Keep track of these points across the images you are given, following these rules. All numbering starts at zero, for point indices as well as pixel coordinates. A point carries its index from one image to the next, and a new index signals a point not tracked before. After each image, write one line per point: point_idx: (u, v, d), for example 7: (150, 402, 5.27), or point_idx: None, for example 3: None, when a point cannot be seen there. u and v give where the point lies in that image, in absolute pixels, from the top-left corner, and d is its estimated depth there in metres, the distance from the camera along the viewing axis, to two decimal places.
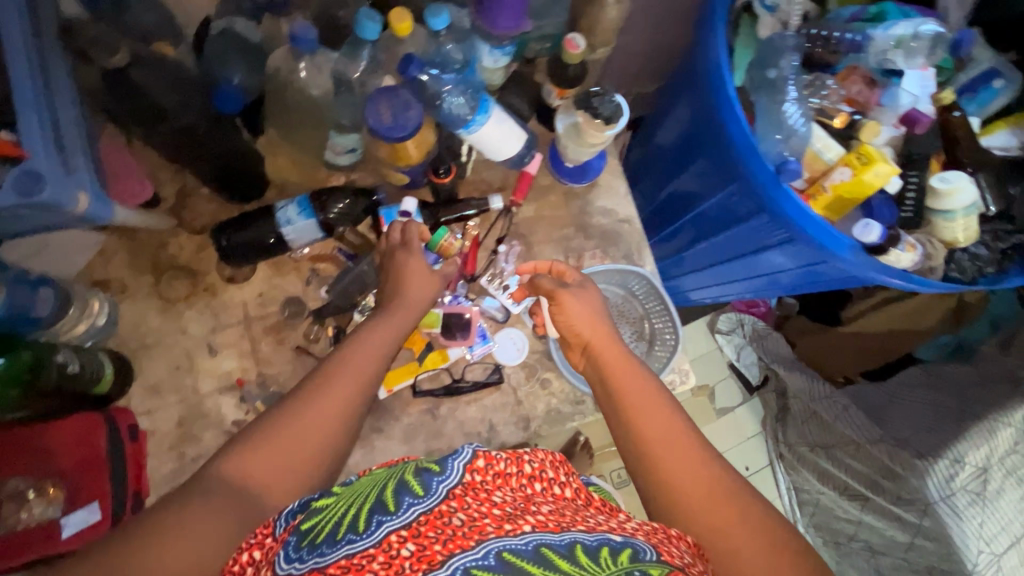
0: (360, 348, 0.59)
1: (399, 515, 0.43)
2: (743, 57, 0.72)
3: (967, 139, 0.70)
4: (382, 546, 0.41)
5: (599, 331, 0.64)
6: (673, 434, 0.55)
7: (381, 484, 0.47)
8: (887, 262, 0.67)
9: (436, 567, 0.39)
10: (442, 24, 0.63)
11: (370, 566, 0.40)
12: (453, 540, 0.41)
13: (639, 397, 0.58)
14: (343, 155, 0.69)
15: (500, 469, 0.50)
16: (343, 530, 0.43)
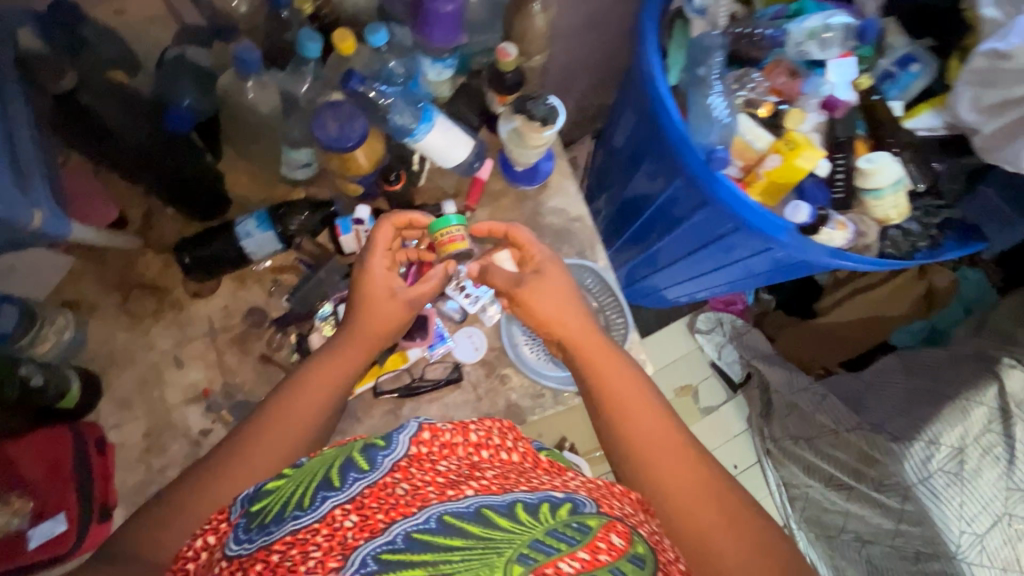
0: (336, 349, 0.68)
1: (344, 490, 0.48)
2: (676, 60, 0.77)
3: (889, 122, 0.74)
4: (325, 520, 0.45)
5: (578, 328, 0.71)
6: (659, 430, 0.64)
7: (328, 463, 0.51)
8: (820, 241, 0.70)
9: (377, 534, 0.43)
10: (381, 41, 0.67)
11: (313, 539, 0.44)
12: (396, 509, 0.46)
13: (635, 397, 0.67)
14: (299, 169, 0.74)
15: (446, 440, 0.55)
16: (290, 508, 0.47)
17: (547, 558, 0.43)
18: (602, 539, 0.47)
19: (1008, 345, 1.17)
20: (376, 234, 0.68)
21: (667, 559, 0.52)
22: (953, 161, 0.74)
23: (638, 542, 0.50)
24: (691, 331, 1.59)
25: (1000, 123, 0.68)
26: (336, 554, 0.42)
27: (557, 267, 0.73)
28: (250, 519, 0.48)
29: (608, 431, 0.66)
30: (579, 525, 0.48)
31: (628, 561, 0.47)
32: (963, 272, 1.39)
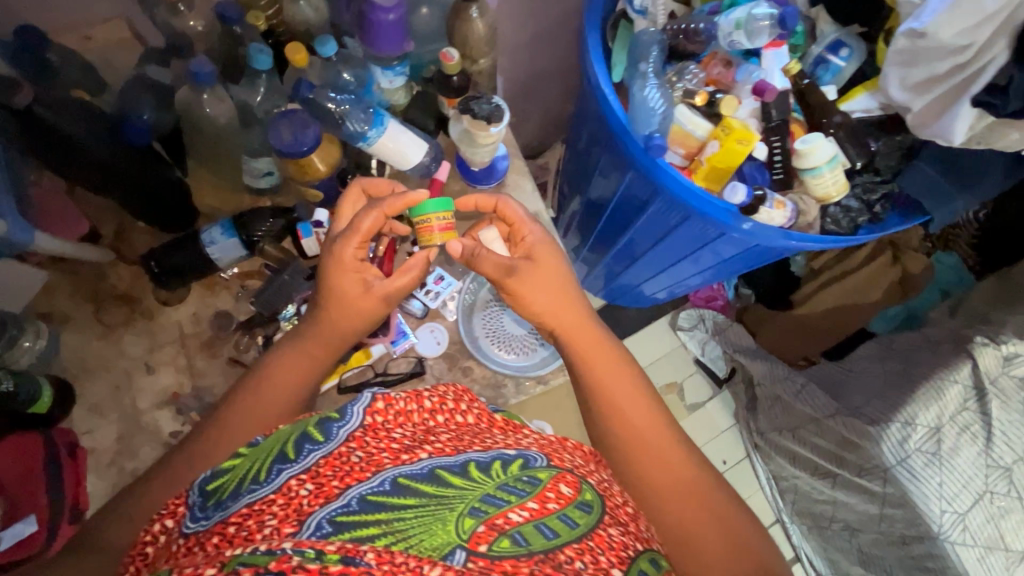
0: (306, 337, 0.70)
1: (300, 462, 0.51)
2: (620, 57, 0.82)
3: (819, 103, 0.78)
4: (281, 490, 0.48)
5: (569, 321, 0.77)
6: (652, 432, 0.73)
7: (283, 441, 0.54)
8: (759, 220, 0.72)
9: (332, 499, 0.46)
10: (330, 51, 0.71)
11: (269, 508, 0.46)
12: (350, 475, 0.49)
13: (621, 386, 0.73)
14: (261, 178, 0.77)
15: (400, 407, 0.61)
16: (246, 483, 0.49)
17: (497, 510, 0.50)
18: (552, 490, 0.54)
19: (980, 323, 1.17)
20: (358, 226, 0.68)
21: (613, 503, 0.59)
22: (888, 138, 0.77)
23: (586, 491, 0.57)
24: (674, 328, 1.60)
25: (929, 99, 0.71)
26: (291, 519, 0.45)
27: (547, 252, 0.78)
28: (205, 498, 0.50)
29: (594, 410, 0.75)
30: (530, 478, 0.54)
31: (577, 508, 0.54)
32: (937, 257, 1.46)
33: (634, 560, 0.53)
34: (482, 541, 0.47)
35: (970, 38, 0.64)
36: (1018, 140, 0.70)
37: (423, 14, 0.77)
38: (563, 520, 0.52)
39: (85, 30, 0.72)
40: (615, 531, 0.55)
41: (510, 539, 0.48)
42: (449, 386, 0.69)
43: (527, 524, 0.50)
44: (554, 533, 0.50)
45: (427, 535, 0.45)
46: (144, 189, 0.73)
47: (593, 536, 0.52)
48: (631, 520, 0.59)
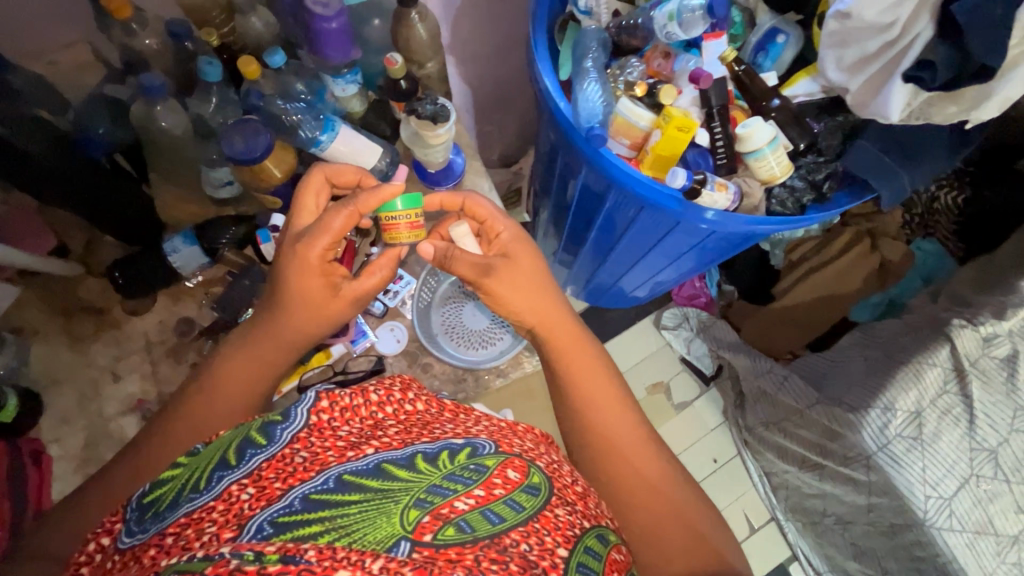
0: (259, 341, 0.70)
1: (242, 467, 0.48)
2: (566, 55, 0.84)
3: (756, 89, 0.79)
4: (222, 496, 0.45)
5: (543, 319, 0.74)
6: (628, 431, 0.73)
7: (224, 447, 0.51)
8: (703, 203, 0.75)
9: (273, 501, 0.44)
10: (280, 62, 0.74)
11: (208, 515, 0.44)
12: (293, 475, 0.46)
13: (588, 373, 0.74)
14: (222, 188, 0.80)
15: (346, 403, 0.58)
16: (186, 492, 0.47)
17: (443, 500, 0.47)
18: (498, 476, 0.51)
19: (958, 306, 1.16)
20: (329, 228, 0.65)
21: (562, 483, 0.57)
22: (829, 119, 0.80)
23: (534, 474, 0.54)
24: (659, 327, 1.59)
25: (864, 78, 0.72)
26: (231, 524, 0.42)
27: (523, 249, 0.75)
28: (143, 511, 0.47)
29: (571, 409, 0.74)
30: (476, 466, 0.51)
31: (523, 492, 0.51)
32: (917, 245, 1.45)
33: (581, 538, 0.51)
34: (426, 531, 0.43)
35: (892, 15, 0.66)
36: (955, 113, 0.71)
37: (376, 26, 0.82)
38: (508, 504, 0.49)
39: (49, 55, 0.74)
40: (562, 512, 0.52)
41: (456, 527, 0.45)
42: (392, 377, 0.66)
43: (472, 512, 0.47)
44: (500, 518, 0.47)
45: (370, 529, 0.42)
46: (100, 200, 0.76)
47: (539, 518, 0.49)
48: (580, 498, 0.57)
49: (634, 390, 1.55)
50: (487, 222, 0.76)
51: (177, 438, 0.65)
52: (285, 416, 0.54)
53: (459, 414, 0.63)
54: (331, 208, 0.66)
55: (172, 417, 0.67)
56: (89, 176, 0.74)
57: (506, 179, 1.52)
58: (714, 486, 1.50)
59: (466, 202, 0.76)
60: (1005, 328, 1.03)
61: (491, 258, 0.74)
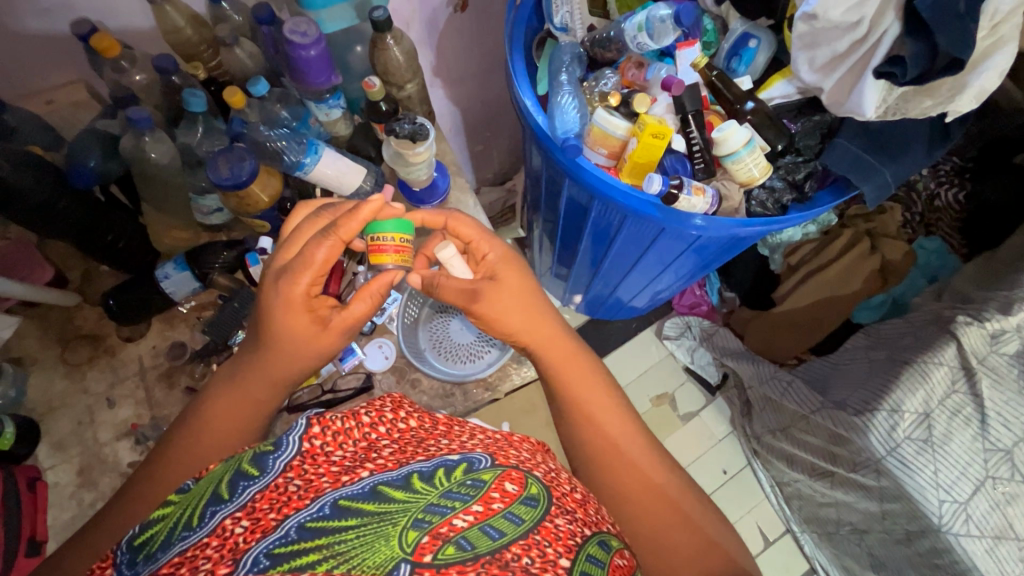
0: (249, 375, 0.71)
1: (235, 501, 0.47)
2: (543, 73, 0.86)
3: (726, 90, 0.80)
4: (216, 531, 0.44)
5: (538, 335, 0.74)
6: (629, 441, 0.71)
7: (216, 481, 0.49)
8: (683, 208, 0.76)
9: (269, 532, 0.43)
10: (263, 90, 0.76)
11: (202, 553, 0.43)
12: (288, 504, 0.45)
13: (580, 385, 0.73)
14: (212, 215, 0.83)
15: (339, 427, 0.54)
16: (178, 531, 0.45)
17: (442, 518, 0.45)
18: (496, 490, 0.49)
19: (963, 302, 1.13)
20: (313, 262, 0.66)
21: (561, 492, 0.54)
22: (806, 118, 0.80)
23: (533, 484, 0.51)
24: (660, 337, 1.57)
25: (838, 76, 0.72)
26: (227, 559, 0.42)
27: (511, 270, 0.74)
28: (134, 553, 0.46)
29: (572, 422, 0.73)
30: (474, 481, 0.49)
31: (521, 504, 0.49)
32: (919, 243, 1.42)
33: (583, 547, 0.49)
34: (426, 552, 0.43)
35: (857, 14, 0.67)
36: (932, 106, 0.70)
37: (358, 52, 0.86)
38: (507, 518, 0.47)
39: (46, 95, 0.78)
40: (563, 521, 0.50)
41: (456, 545, 0.44)
42: (383, 395, 0.63)
43: (471, 529, 0.45)
44: (500, 533, 0.46)
45: (369, 554, 0.42)
46: (87, 232, 0.79)
47: (539, 529, 0.47)
48: (580, 506, 0.54)
49: (638, 402, 1.52)
50: (473, 242, 0.74)
51: (169, 461, 0.66)
52: (276, 443, 0.52)
53: (453, 427, 0.61)
54: (313, 240, 0.66)
55: (169, 443, 0.68)
56: (78, 207, 0.77)
57: (500, 197, 1.54)
58: (725, 498, 1.46)
59: (449, 219, 0.74)
60: (1012, 323, 0.99)
61: (478, 281, 0.73)
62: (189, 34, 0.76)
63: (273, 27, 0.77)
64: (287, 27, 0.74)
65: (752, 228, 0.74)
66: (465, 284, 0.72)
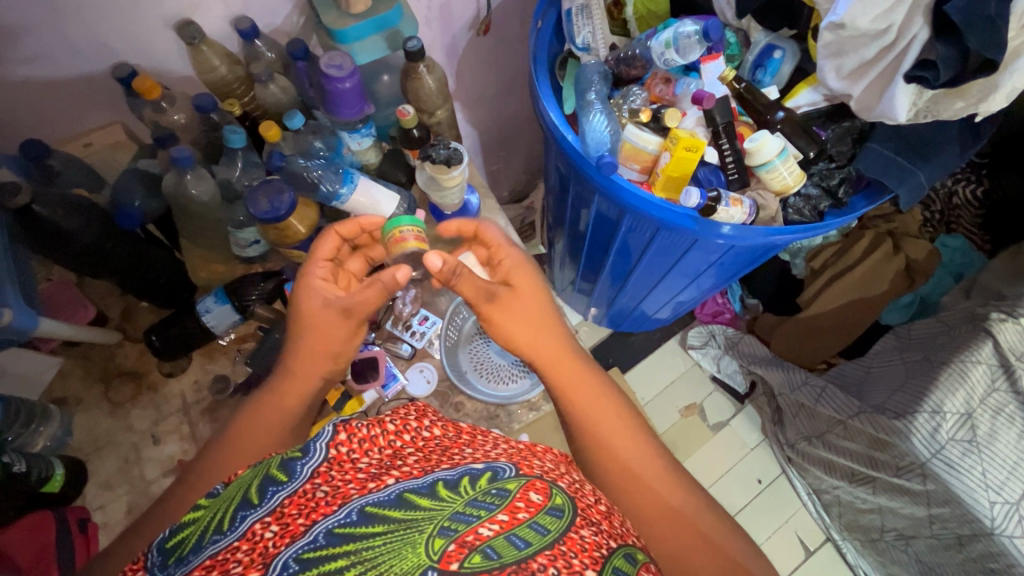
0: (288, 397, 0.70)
1: (264, 505, 0.47)
2: (569, 91, 0.87)
3: (754, 99, 0.81)
4: (246, 536, 0.44)
5: (555, 348, 0.72)
6: (649, 464, 0.69)
7: (245, 486, 0.49)
8: (721, 219, 0.76)
9: (298, 537, 0.43)
10: (298, 123, 0.78)
11: (234, 557, 0.43)
12: (317, 510, 0.45)
13: (594, 404, 0.70)
14: (249, 247, 0.84)
15: (365, 434, 0.53)
16: (208, 534, 0.45)
17: (467, 526, 0.44)
18: (521, 500, 0.48)
19: (994, 299, 1.12)
20: (318, 246, 0.71)
21: (585, 503, 0.53)
22: (836, 125, 0.81)
23: (557, 494, 0.50)
24: (685, 348, 1.57)
25: (866, 83, 0.73)
26: (257, 564, 0.42)
27: (526, 278, 0.75)
28: (166, 555, 0.46)
29: (582, 444, 0.70)
30: (498, 490, 0.48)
31: (547, 514, 0.47)
32: (941, 241, 1.42)
33: (609, 559, 0.47)
34: (453, 560, 0.42)
35: (886, 22, 0.67)
36: (963, 108, 0.71)
37: (385, 81, 0.88)
38: (533, 528, 0.46)
39: (85, 138, 0.80)
40: (588, 532, 0.48)
41: (482, 554, 0.43)
42: (407, 405, 0.63)
43: (497, 538, 0.44)
44: (526, 542, 0.44)
45: (395, 562, 0.41)
46: (129, 270, 0.80)
47: (565, 540, 0.46)
48: (604, 517, 0.53)
49: (667, 414, 1.51)
50: (493, 248, 0.76)
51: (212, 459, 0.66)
52: (304, 451, 0.51)
53: (477, 436, 0.60)
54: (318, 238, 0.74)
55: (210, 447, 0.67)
56: (122, 246, 0.78)
57: (519, 214, 1.56)
58: (761, 508, 1.44)
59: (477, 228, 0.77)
60: None
61: (495, 287, 0.74)
62: (223, 73, 0.78)
63: (306, 61, 0.79)
64: (323, 62, 0.75)
65: (790, 236, 0.75)
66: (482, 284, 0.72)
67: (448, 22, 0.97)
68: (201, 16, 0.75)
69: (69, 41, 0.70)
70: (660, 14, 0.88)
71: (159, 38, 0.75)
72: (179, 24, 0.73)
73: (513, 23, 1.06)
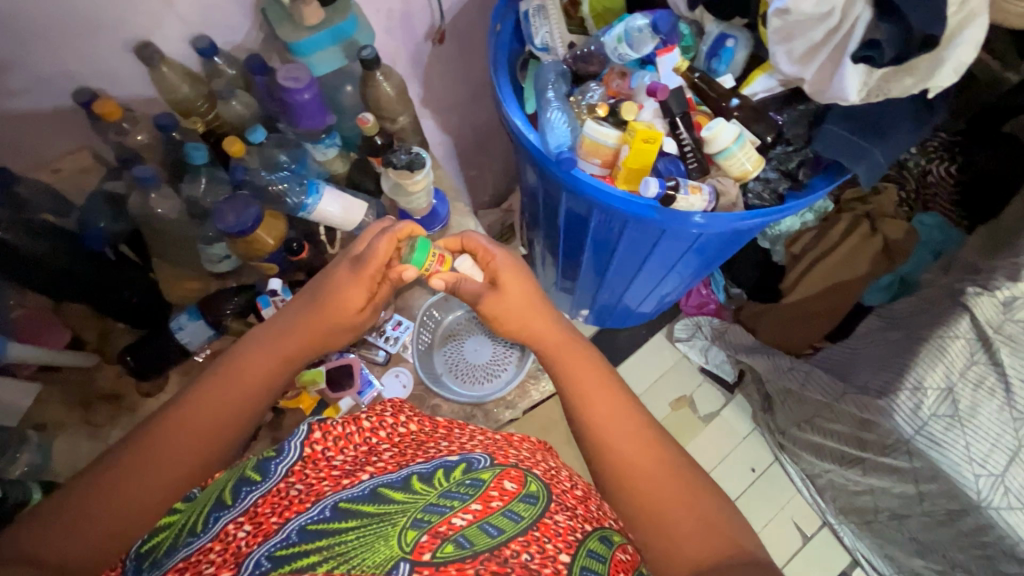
0: (270, 351, 0.68)
1: (237, 505, 0.48)
2: (529, 91, 0.88)
3: (710, 87, 0.84)
4: (219, 536, 0.45)
5: (546, 326, 0.75)
6: (648, 450, 0.65)
7: (219, 489, 0.51)
8: (682, 208, 0.77)
9: (270, 535, 0.43)
10: (260, 137, 0.79)
11: (205, 558, 0.43)
12: (290, 508, 0.46)
13: (586, 379, 0.70)
14: (221, 262, 0.84)
15: (339, 432, 0.56)
16: (183, 538, 0.47)
17: (440, 517, 0.45)
18: (495, 489, 0.49)
19: (972, 274, 1.11)
20: (376, 254, 0.71)
21: (560, 489, 0.54)
22: (791, 109, 0.82)
23: (532, 482, 0.51)
24: (672, 340, 1.58)
25: (817, 66, 0.74)
26: (228, 564, 0.42)
27: (511, 273, 0.76)
28: (142, 559, 0.48)
29: (575, 423, 0.69)
30: (473, 481, 0.49)
31: (521, 501, 0.48)
32: (919, 220, 1.42)
33: (583, 542, 0.48)
34: (425, 551, 0.42)
35: (828, 5, 0.68)
36: (913, 84, 0.72)
37: (348, 92, 0.89)
38: (507, 516, 0.46)
39: (54, 164, 0.81)
40: (563, 517, 0.49)
41: (455, 543, 0.43)
42: (384, 402, 0.65)
43: (470, 526, 0.45)
44: (499, 530, 0.45)
45: (368, 555, 0.42)
46: (90, 287, 0.80)
47: (539, 526, 0.46)
48: (580, 502, 0.53)
49: (658, 407, 1.51)
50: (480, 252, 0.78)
51: (198, 407, 0.61)
52: (279, 450, 0.54)
53: (453, 429, 0.61)
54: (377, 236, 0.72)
55: (196, 390, 0.63)
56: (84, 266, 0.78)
57: (499, 218, 1.57)
58: (755, 497, 1.43)
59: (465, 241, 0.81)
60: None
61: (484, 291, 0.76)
62: (186, 91, 0.80)
63: (266, 76, 0.80)
64: (281, 74, 0.77)
65: (754, 220, 0.75)
66: (476, 286, 0.77)
67: (410, 31, 0.99)
68: (160, 37, 0.76)
69: (28, 68, 0.71)
70: (616, 10, 0.89)
71: (119, 61, 0.76)
72: (139, 45, 0.74)
73: (476, 28, 1.07)
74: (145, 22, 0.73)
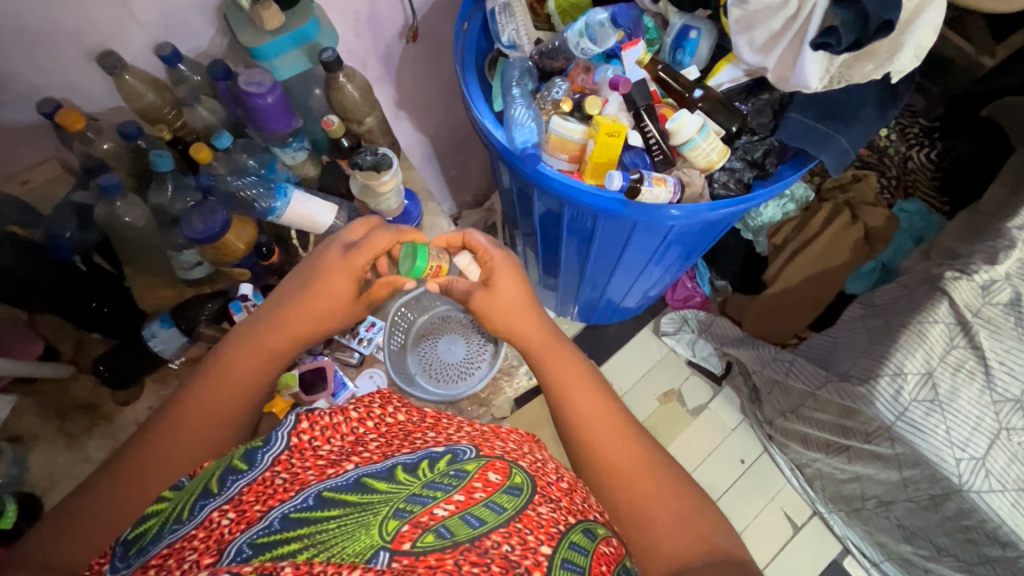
0: (259, 348, 0.68)
1: (223, 493, 0.47)
2: (497, 89, 0.88)
3: (672, 81, 0.84)
4: (203, 523, 0.44)
5: (532, 326, 0.74)
6: (630, 450, 0.65)
7: (208, 477, 0.50)
8: (648, 200, 0.77)
9: (253, 523, 0.43)
10: (227, 142, 0.79)
11: (189, 545, 0.43)
12: (274, 496, 0.45)
13: (570, 377, 0.70)
14: (194, 269, 0.84)
15: (327, 422, 0.55)
16: (167, 525, 0.46)
17: (423, 507, 0.45)
18: (478, 480, 0.49)
19: (951, 258, 1.11)
20: (373, 245, 0.70)
21: (545, 481, 0.53)
22: (754, 98, 0.83)
23: (516, 474, 0.51)
24: (659, 334, 1.57)
25: (778, 54, 0.73)
26: (211, 550, 0.41)
27: (505, 270, 0.75)
28: (127, 547, 0.46)
29: (558, 420, 0.69)
30: (457, 472, 0.49)
31: (504, 493, 0.48)
32: (900, 207, 1.41)
33: (566, 534, 0.47)
34: (406, 540, 0.41)
35: None
36: (873, 69, 0.72)
37: (317, 95, 0.89)
38: (489, 507, 0.46)
39: (23, 175, 0.81)
40: (546, 509, 0.49)
41: (435, 533, 0.43)
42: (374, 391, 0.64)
43: (452, 517, 0.44)
44: (480, 520, 0.45)
45: (349, 542, 0.41)
46: (63, 297, 0.79)
47: (521, 518, 0.46)
48: (565, 495, 0.53)
49: (646, 402, 1.51)
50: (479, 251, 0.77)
51: (195, 405, 0.63)
52: (267, 440, 0.53)
53: (440, 420, 0.61)
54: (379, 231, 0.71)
55: (190, 389, 0.64)
56: (59, 277, 0.78)
57: (481, 217, 1.57)
58: (745, 489, 1.43)
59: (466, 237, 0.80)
60: (1001, 272, 0.97)
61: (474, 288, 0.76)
62: (152, 99, 0.80)
63: (230, 81, 0.80)
64: (242, 79, 0.77)
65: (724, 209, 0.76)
66: (468, 284, 0.77)
67: (379, 33, 0.99)
68: (123, 46, 0.76)
69: None
70: (582, 6, 0.89)
71: (80, 70, 0.76)
72: (101, 54, 0.74)
73: (445, 28, 1.07)
74: (107, 32, 0.73)
